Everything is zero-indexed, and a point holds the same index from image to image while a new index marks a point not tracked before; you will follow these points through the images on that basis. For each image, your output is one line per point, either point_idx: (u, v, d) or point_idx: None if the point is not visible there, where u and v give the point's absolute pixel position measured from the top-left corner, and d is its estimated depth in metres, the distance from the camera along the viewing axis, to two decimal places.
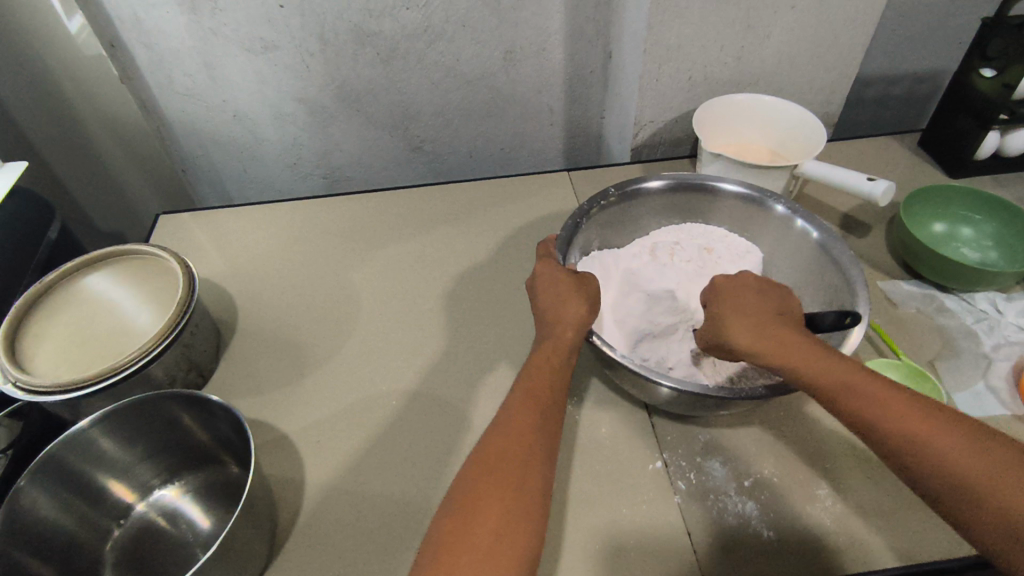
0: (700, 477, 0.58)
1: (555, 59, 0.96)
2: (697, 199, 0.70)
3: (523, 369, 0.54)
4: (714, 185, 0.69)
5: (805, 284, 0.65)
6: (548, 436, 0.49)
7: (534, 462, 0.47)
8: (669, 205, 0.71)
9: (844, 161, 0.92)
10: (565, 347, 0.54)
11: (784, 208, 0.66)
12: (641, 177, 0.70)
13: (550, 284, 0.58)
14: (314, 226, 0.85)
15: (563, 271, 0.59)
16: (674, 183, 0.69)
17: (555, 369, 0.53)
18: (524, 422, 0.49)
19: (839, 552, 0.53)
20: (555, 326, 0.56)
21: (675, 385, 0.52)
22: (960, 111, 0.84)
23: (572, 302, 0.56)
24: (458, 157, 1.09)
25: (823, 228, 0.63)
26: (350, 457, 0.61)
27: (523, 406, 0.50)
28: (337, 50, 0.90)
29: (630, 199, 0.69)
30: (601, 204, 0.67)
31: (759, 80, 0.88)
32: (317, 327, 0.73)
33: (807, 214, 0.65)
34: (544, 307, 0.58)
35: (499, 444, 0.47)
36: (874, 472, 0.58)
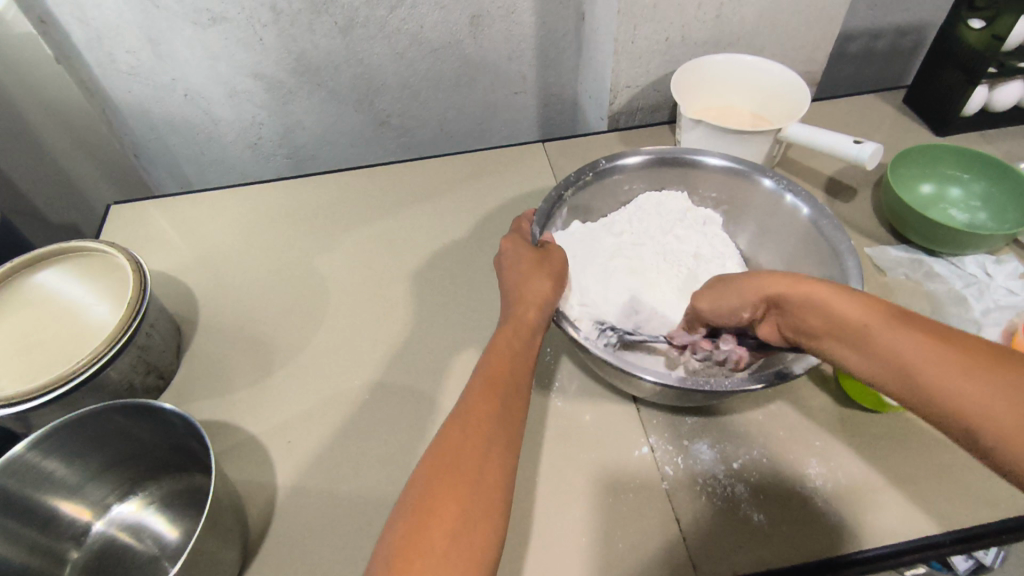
0: (688, 461, 0.56)
1: (526, 23, 0.91)
2: (679, 173, 0.67)
3: (484, 355, 0.51)
4: (697, 159, 0.65)
5: (796, 264, 0.62)
6: (509, 426, 0.47)
7: (494, 454, 0.45)
8: (651, 180, 0.68)
9: (827, 121, 0.89)
10: (527, 328, 0.52)
11: (772, 182, 0.62)
12: (620, 152, 0.66)
13: (513, 262, 0.56)
14: (276, 211, 0.81)
15: (527, 248, 0.56)
16: (654, 158, 0.66)
17: (515, 352, 0.51)
18: (484, 412, 0.46)
19: (830, 532, 0.51)
20: (519, 307, 0.53)
21: (657, 378, 0.49)
22: (946, 66, 0.80)
23: (537, 280, 0.54)
24: (427, 131, 1.04)
25: (815, 206, 0.59)
26: (325, 458, 0.58)
27: (483, 395, 0.48)
28: (291, 21, 0.84)
29: (611, 174, 0.66)
30: (582, 180, 0.64)
31: (739, 39, 0.84)
32: (282, 320, 0.69)
33: (797, 190, 0.61)
34: (510, 287, 0.55)
35: (458, 436, 0.45)
36: (864, 448, 0.56)
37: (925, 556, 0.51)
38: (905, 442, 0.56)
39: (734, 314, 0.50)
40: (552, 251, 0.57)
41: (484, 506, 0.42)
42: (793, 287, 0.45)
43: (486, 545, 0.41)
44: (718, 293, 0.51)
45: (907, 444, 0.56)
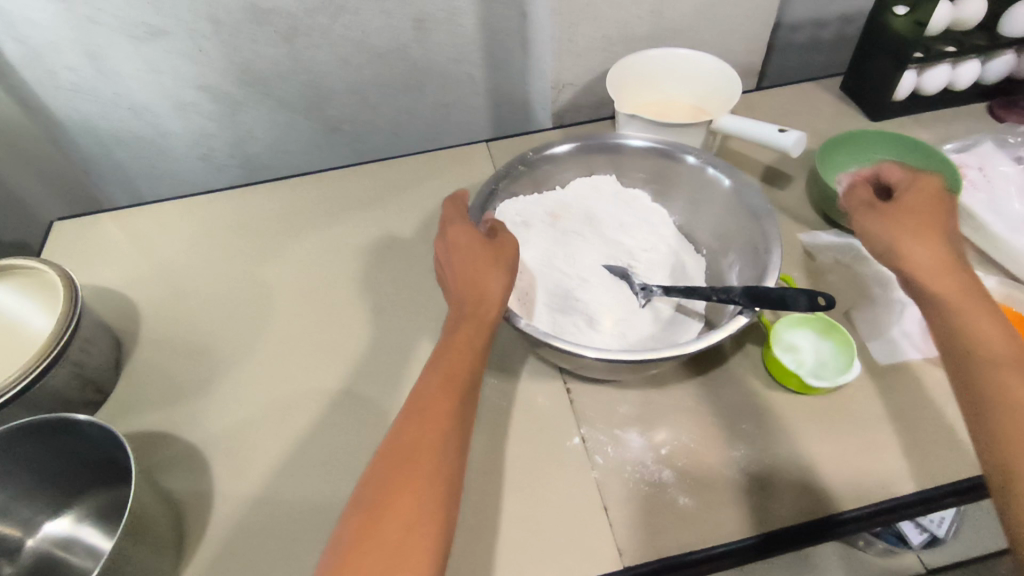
0: (618, 449, 0.57)
1: (470, 26, 0.92)
2: (605, 157, 0.68)
3: (437, 349, 0.51)
4: (619, 142, 0.66)
5: (725, 236, 0.64)
6: (462, 420, 0.47)
7: (447, 452, 0.45)
8: (581, 167, 0.68)
9: (768, 111, 0.90)
10: (484, 322, 0.52)
11: (695, 158, 0.64)
12: (547, 142, 0.67)
13: (465, 253, 0.55)
14: (223, 219, 0.81)
15: (477, 239, 0.55)
16: (580, 145, 0.66)
17: (473, 350, 0.51)
18: (437, 409, 0.47)
19: (754, 511, 0.53)
20: (475, 300, 0.52)
21: (598, 354, 0.51)
22: (876, 53, 0.82)
23: (494, 276, 0.53)
24: (380, 136, 1.05)
25: (736, 176, 0.61)
26: (261, 463, 0.59)
27: (436, 391, 0.48)
28: (232, 32, 0.84)
29: (541, 164, 0.66)
30: (513, 172, 0.64)
31: (677, 32, 0.85)
32: (225, 328, 0.70)
33: (718, 162, 0.63)
34: (462, 274, 0.54)
35: (410, 433, 0.45)
36: (790, 428, 0.57)
37: (837, 532, 0.52)
38: (829, 421, 0.58)
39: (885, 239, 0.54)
40: (506, 238, 0.56)
41: (437, 506, 0.42)
42: (947, 269, 0.51)
43: (437, 544, 0.41)
44: (898, 220, 0.54)
45: (831, 423, 0.58)
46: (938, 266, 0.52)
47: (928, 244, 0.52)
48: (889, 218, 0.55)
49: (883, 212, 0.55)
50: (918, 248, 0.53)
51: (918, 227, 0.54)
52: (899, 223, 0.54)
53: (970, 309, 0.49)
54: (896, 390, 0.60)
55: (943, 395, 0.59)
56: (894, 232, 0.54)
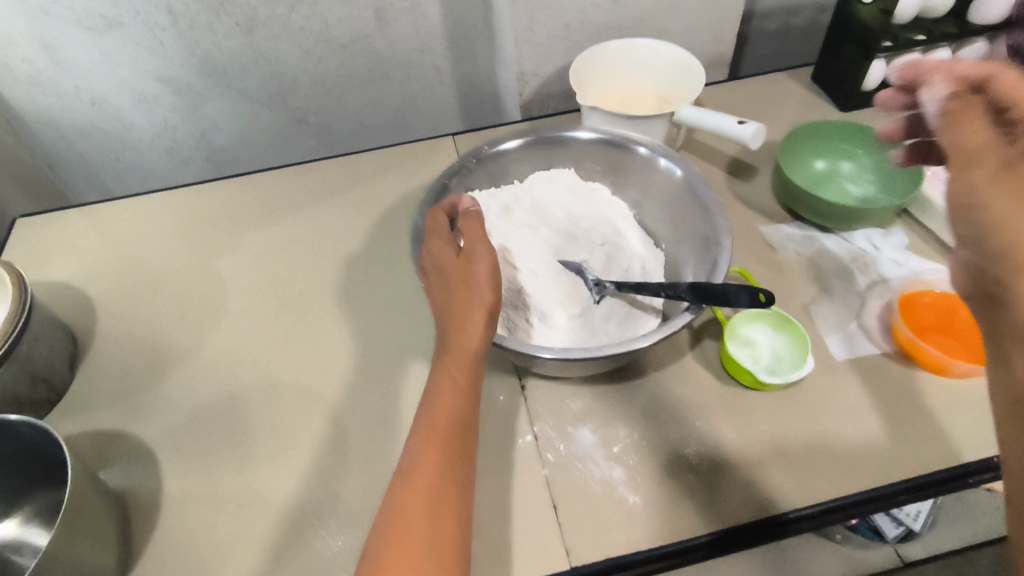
0: (569, 446, 0.57)
1: (433, 14, 0.91)
2: (556, 151, 0.68)
3: (424, 397, 0.48)
4: (569, 135, 0.66)
5: (678, 227, 0.64)
6: (457, 472, 0.44)
7: (445, 509, 0.42)
8: (538, 159, 0.68)
9: (735, 101, 0.89)
10: (470, 356, 0.48)
11: (646, 149, 0.64)
12: (497, 138, 0.66)
13: (440, 283, 0.52)
14: (182, 214, 0.80)
15: (449, 261, 0.52)
16: (531, 139, 0.66)
17: (462, 390, 0.47)
18: (428, 466, 0.43)
19: (702, 508, 0.52)
20: (455, 333, 0.49)
21: (557, 355, 0.51)
22: (844, 43, 0.82)
23: (471, 305, 0.49)
24: (348, 127, 1.04)
25: (688, 166, 0.61)
26: (213, 461, 0.59)
27: (425, 444, 0.44)
28: (189, 23, 0.84)
29: (494, 160, 0.66)
30: (466, 167, 0.64)
31: (641, 22, 0.84)
32: (181, 324, 0.69)
33: (670, 153, 0.63)
34: (443, 303, 0.51)
35: (403, 497, 0.42)
36: (744, 423, 0.57)
37: (786, 532, 0.51)
38: (784, 416, 0.57)
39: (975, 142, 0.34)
40: (478, 249, 0.52)
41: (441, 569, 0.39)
42: (1011, 206, 0.34)
43: None
44: (977, 134, 0.36)
45: (786, 418, 0.57)
46: (1019, 196, 0.33)
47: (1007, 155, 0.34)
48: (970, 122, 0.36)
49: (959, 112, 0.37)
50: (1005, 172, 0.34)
51: (998, 155, 0.36)
52: (979, 133, 0.36)
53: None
54: (853, 384, 0.59)
55: (898, 388, 0.58)
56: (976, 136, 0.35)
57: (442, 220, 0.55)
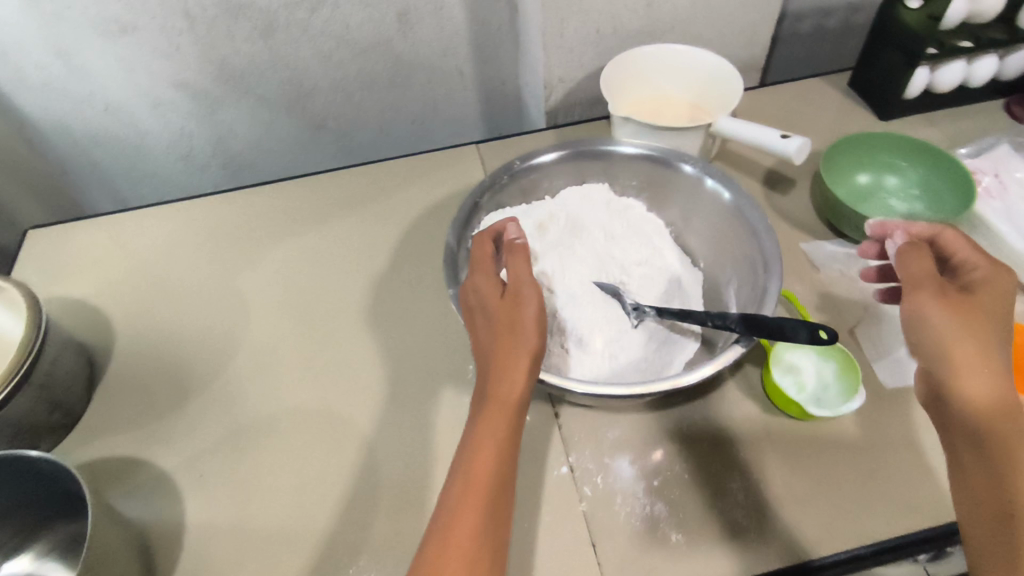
0: (607, 479, 0.54)
1: (457, 18, 0.88)
2: (593, 165, 0.65)
3: (462, 447, 0.45)
4: (609, 149, 0.64)
5: (722, 248, 0.61)
6: (494, 539, 0.42)
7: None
8: (571, 174, 0.66)
9: (769, 108, 0.86)
10: (512, 408, 0.45)
11: (691, 167, 0.61)
12: (532, 150, 0.64)
13: (485, 321, 0.50)
14: (198, 227, 0.78)
15: (494, 302, 0.50)
16: (568, 153, 0.64)
17: (502, 447, 0.44)
18: (463, 531, 0.41)
19: (749, 548, 0.50)
20: (497, 381, 0.46)
21: (586, 391, 0.49)
22: (886, 49, 0.78)
23: (517, 354, 0.47)
24: (367, 133, 1.01)
25: (735, 187, 0.58)
26: (237, 491, 0.57)
27: (463, 504, 0.42)
28: (205, 27, 0.81)
29: (527, 174, 0.64)
30: (498, 181, 0.62)
31: (674, 26, 0.81)
32: (200, 345, 0.67)
33: (717, 172, 0.60)
34: (486, 343, 0.49)
35: (437, 564, 0.40)
36: (790, 456, 0.54)
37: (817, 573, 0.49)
38: (831, 448, 0.55)
39: (937, 323, 0.46)
40: (525, 290, 0.50)
41: None
42: (987, 375, 0.44)
43: None
44: (970, 319, 0.45)
45: (833, 449, 0.55)
46: (986, 374, 0.44)
47: (982, 349, 0.44)
48: (957, 308, 0.46)
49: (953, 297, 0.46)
50: (983, 358, 0.44)
51: (984, 332, 0.45)
52: (967, 316, 0.45)
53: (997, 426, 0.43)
54: (903, 413, 0.56)
55: None
56: (957, 324, 0.45)
57: (487, 249, 0.54)
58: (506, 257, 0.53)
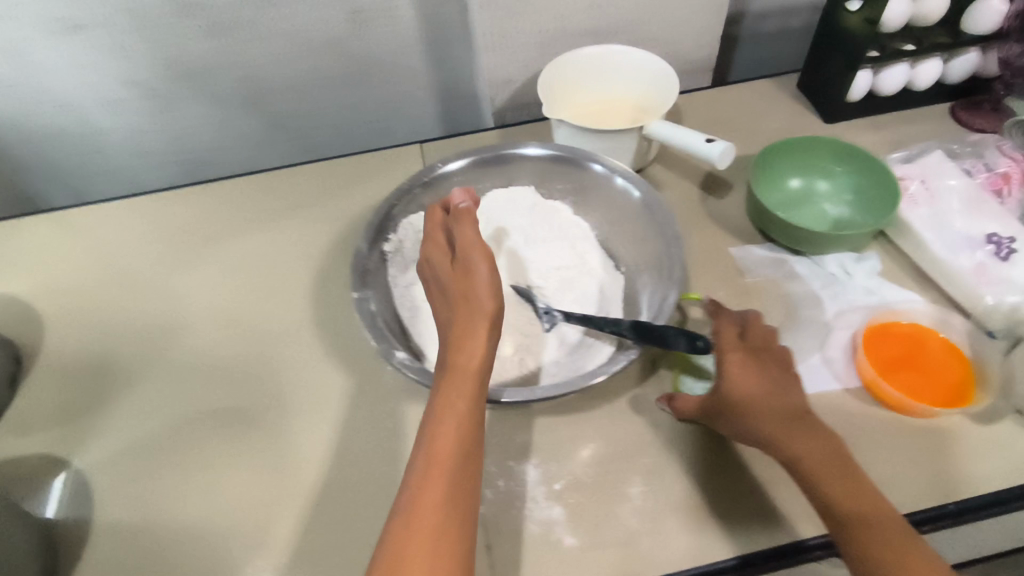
0: (509, 484, 0.54)
1: (408, 18, 0.87)
2: (504, 169, 0.66)
3: (426, 420, 0.46)
4: (517, 153, 0.65)
5: (638, 247, 0.63)
6: (461, 506, 0.42)
7: (445, 544, 0.40)
8: (481, 180, 0.66)
9: (719, 111, 0.85)
10: (472, 374, 0.47)
11: (600, 166, 0.63)
12: (439, 160, 0.64)
13: (442, 300, 0.54)
14: (138, 225, 0.78)
15: (448, 276, 0.53)
16: (476, 160, 0.64)
17: (465, 414, 0.45)
18: (433, 495, 0.41)
19: (640, 554, 0.50)
20: (457, 349, 0.48)
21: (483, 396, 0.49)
22: (830, 51, 0.77)
23: (476, 321, 0.49)
24: (324, 132, 1.00)
25: (641, 186, 0.61)
26: (151, 489, 0.58)
27: (428, 473, 0.42)
28: (151, 25, 0.81)
29: (437, 183, 0.64)
30: (405, 194, 0.62)
31: (621, 27, 0.80)
32: (128, 344, 0.67)
33: (625, 172, 0.62)
34: (448, 317, 0.52)
35: (405, 538, 0.39)
36: (693, 462, 0.55)
37: (799, 560, 0.50)
38: (735, 454, 0.55)
39: (739, 383, 0.52)
40: (474, 257, 0.52)
41: None
42: (788, 423, 0.50)
43: None
44: (754, 375, 0.52)
45: (737, 456, 0.55)
46: (787, 423, 0.50)
47: (769, 400, 0.51)
48: (745, 371, 0.52)
49: (742, 358, 0.53)
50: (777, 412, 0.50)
51: (771, 384, 0.52)
52: (752, 375, 0.52)
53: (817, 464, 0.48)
54: None
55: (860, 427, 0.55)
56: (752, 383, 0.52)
57: (439, 221, 0.56)
58: (455, 226, 0.55)
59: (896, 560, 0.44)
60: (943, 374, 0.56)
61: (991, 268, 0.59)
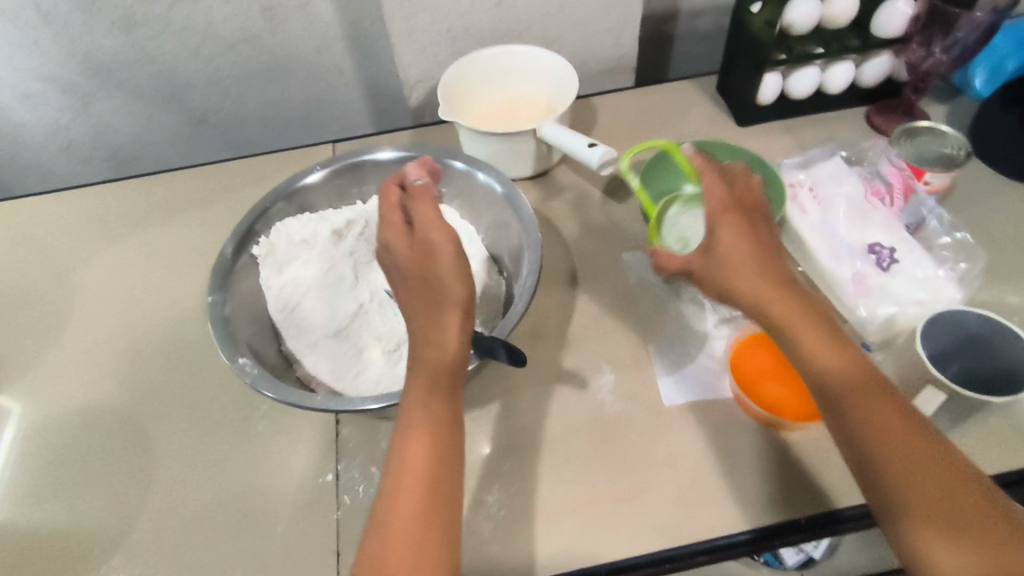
0: (368, 488, 0.55)
1: (326, 14, 0.86)
2: (365, 175, 0.65)
3: (396, 430, 0.44)
4: (376, 157, 0.64)
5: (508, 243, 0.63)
6: (442, 517, 0.41)
7: (427, 561, 0.39)
8: (342, 190, 0.65)
9: (636, 111, 0.84)
10: (444, 369, 0.44)
11: (462, 164, 0.63)
12: (297, 174, 0.63)
13: (401, 280, 0.48)
14: (43, 221, 0.78)
15: (406, 256, 0.48)
16: (334, 169, 0.63)
17: (439, 420, 0.43)
18: (407, 505, 0.41)
19: (485, 562, 0.50)
20: (422, 345, 0.45)
21: (330, 405, 0.48)
22: (740, 53, 0.76)
23: (445, 311, 0.45)
24: (251, 127, 1.00)
25: (505, 182, 0.61)
26: (20, 486, 0.58)
27: (399, 490, 0.41)
28: (62, 22, 0.81)
29: (299, 196, 0.63)
30: (263, 210, 0.60)
31: (532, 26, 0.79)
32: (18, 341, 0.68)
33: (489, 168, 0.62)
34: (408, 303, 0.47)
35: (384, 558, 0.39)
36: (552, 468, 0.54)
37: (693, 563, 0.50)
38: (596, 462, 0.54)
39: (748, 265, 0.46)
40: (435, 237, 0.47)
41: None
42: (805, 317, 0.45)
43: None
44: (758, 258, 0.47)
45: (597, 464, 0.54)
46: (806, 317, 0.45)
47: (789, 286, 0.46)
48: (750, 253, 0.47)
49: (746, 237, 0.47)
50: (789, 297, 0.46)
51: (776, 268, 0.47)
52: (755, 256, 0.47)
53: (846, 366, 0.43)
54: (676, 431, 0.55)
55: (723, 437, 0.55)
56: (755, 269, 0.46)
57: (393, 197, 0.51)
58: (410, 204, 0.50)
59: (950, 497, 0.38)
60: (811, 385, 0.55)
61: (870, 278, 0.58)
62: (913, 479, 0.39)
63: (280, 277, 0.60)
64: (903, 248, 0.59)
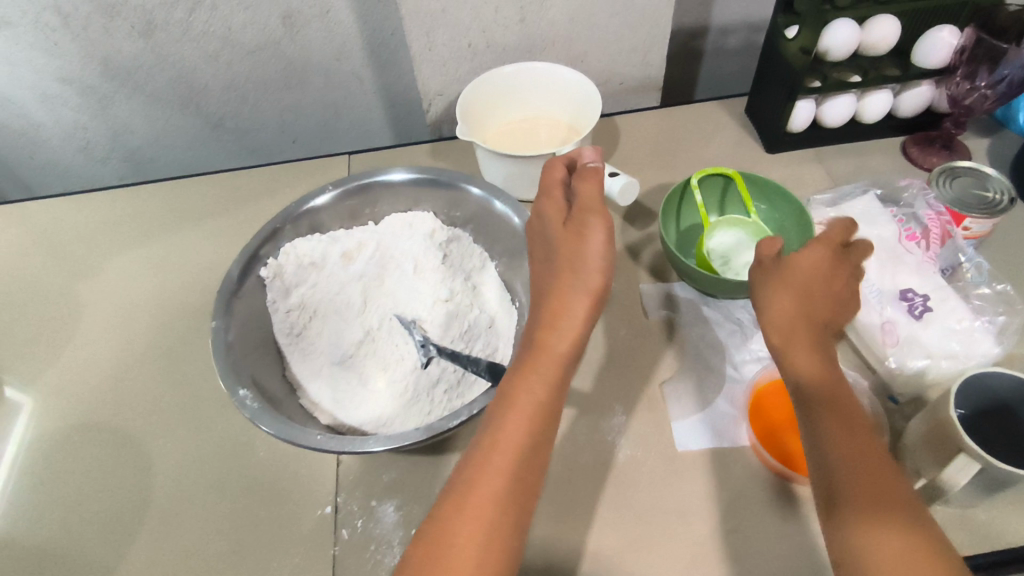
0: (367, 524, 0.53)
1: (346, 22, 0.85)
2: (376, 196, 0.64)
3: (495, 404, 0.43)
4: (387, 179, 0.63)
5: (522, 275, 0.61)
6: (518, 508, 0.39)
7: (495, 550, 0.37)
8: (353, 212, 0.64)
9: (660, 133, 0.81)
10: (562, 356, 0.43)
11: (477, 190, 0.61)
12: (306, 195, 0.62)
13: (544, 255, 0.48)
14: (56, 226, 0.78)
15: (553, 232, 0.47)
16: (344, 191, 0.62)
17: (541, 405, 0.42)
18: (490, 481, 0.39)
19: None
20: (545, 328, 0.44)
21: (335, 445, 0.46)
22: (773, 78, 0.73)
23: (574, 295, 0.44)
24: (268, 132, 0.99)
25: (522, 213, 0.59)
26: (17, 501, 0.57)
27: (483, 462, 0.40)
28: (82, 25, 0.80)
29: (308, 217, 0.62)
30: (271, 230, 0.59)
31: (555, 42, 0.76)
32: (24, 349, 0.67)
33: (506, 198, 0.60)
34: (543, 283, 0.46)
35: (452, 531, 0.37)
36: (557, 513, 0.52)
37: None
38: (603, 510, 0.52)
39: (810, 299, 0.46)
40: (593, 221, 0.45)
41: None
42: (813, 332, 0.45)
43: None
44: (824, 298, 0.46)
45: (603, 512, 0.52)
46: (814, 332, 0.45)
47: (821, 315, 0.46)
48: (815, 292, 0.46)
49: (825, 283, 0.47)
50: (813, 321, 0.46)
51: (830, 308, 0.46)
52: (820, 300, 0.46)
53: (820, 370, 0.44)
54: (688, 481, 0.53)
55: (738, 490, 0.52)
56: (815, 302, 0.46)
57: (557, 176, 0.50)
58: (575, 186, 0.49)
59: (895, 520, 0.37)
60: None
61: (899, 326, 0.55)
62: (857, 487, 0.38)
63: (287, 300, 0.59)
64: (937, 296, 0.56)
